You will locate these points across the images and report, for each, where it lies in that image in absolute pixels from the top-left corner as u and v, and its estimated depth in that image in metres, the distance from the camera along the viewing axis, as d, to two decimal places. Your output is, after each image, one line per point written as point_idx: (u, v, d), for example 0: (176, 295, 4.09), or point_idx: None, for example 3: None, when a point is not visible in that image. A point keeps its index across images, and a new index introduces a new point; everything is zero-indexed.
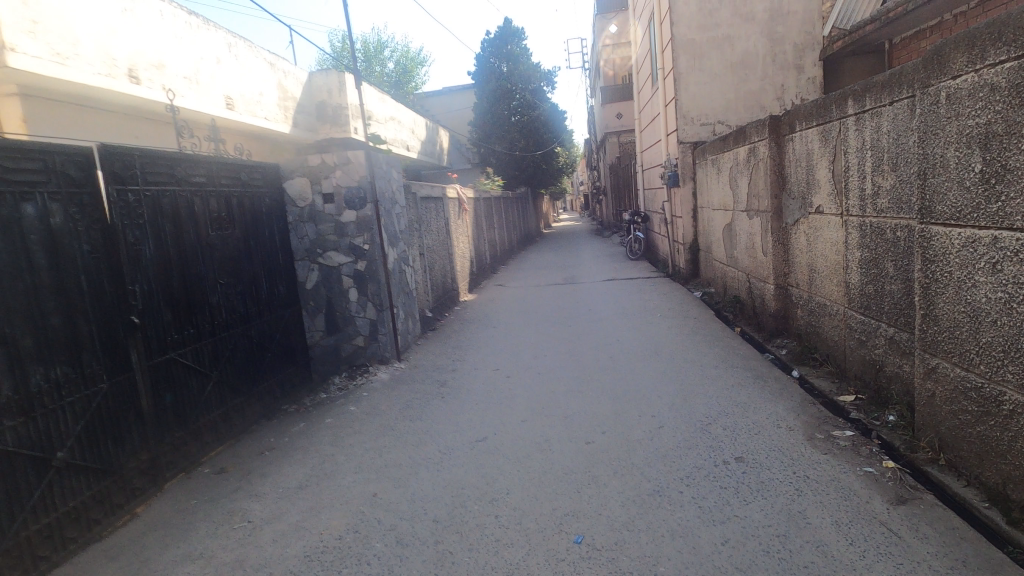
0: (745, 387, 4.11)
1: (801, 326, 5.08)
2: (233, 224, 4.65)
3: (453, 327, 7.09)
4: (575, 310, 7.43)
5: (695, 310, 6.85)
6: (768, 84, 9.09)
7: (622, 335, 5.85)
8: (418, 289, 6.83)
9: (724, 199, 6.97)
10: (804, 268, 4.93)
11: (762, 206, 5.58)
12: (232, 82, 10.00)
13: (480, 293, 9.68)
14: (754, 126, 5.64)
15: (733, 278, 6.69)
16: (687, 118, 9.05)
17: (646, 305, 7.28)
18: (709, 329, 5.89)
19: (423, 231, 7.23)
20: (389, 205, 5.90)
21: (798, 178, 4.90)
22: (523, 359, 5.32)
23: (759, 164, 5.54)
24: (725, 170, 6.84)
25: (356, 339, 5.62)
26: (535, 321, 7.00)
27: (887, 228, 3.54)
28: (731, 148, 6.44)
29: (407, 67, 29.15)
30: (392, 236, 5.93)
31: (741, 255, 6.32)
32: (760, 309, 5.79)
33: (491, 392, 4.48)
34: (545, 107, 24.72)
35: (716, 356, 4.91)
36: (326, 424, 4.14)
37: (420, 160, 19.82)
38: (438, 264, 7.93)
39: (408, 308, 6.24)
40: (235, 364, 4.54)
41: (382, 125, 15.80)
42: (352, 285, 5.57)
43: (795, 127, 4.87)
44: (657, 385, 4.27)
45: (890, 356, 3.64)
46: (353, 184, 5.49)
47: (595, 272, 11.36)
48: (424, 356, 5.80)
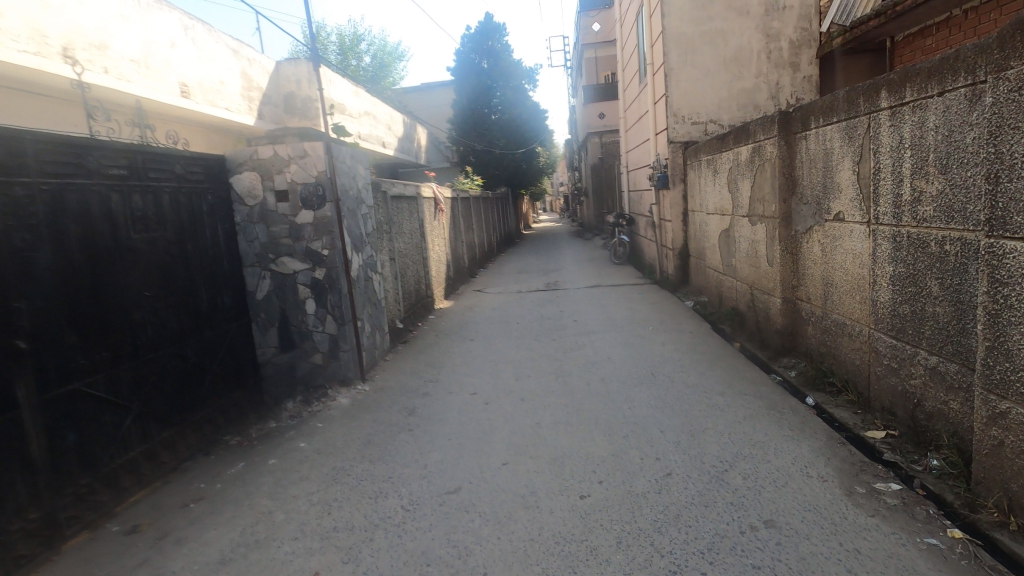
0: (758, 420, 3.57)
1: (813, 345, 4.58)
2: (164, 225, 3.94)
3: (427, 339, 6.46)
4: (559, 321, 6.86)
5: (690, 323, 6.33)
6: (762, 82, 8.64)
7: (613, 352, 5.29)
8: (388, 298, 6.18)
9: (721, 203, 6.47)
10: (818, 281, 4.43)
11: (767, 212, 5.08)
12: (188, 68, 9.24)
13: (457, 300, 9.06)
14: (758, 123, 5.13)
15: (731, 289, 6.18)
16: (678, 116, 8.58)
17: (636, 317, 6.75)
18: (708, 346, 5.37)
19: (394, 234, 6.59)
20: (354, 205, 5.24)
21: (812, 181, 4.40)
22: (503, 381, 4.72)
23: (765, 165, 5.04)
24: (722, 171, 6.34)
25: (314, 356, 4.91)
26: (517, 334, 6.42)
27: (932, 240, 3.02)
28: (730, 147, 5.94)
29: (385, 62, 28.33)
30: (358, 240, 5.25)
31: (741, 264, 5.82)
32: (763, 324, 5.29)
33: (466, 423, 3.87)
34: (526, 105, 24.23)
35: (720, 380, 4.37)
36: (269, 465, 3.48)
37: (396, 157, 19.11)
38: (411, 269, 7.27)
39: (374, 321, 5.59)
40: (164, 391, 3.85)
41: (355, 119, 15.06)
42: (309, 296, 4.86)
43: (809, 124, 4.37)
44: (658, 418, 3.70)
45: (930, 390, 3.14)
46: (310, 180, 4.72)
47: (578, 277, 10.80)
48: (392, 375, 5.15)
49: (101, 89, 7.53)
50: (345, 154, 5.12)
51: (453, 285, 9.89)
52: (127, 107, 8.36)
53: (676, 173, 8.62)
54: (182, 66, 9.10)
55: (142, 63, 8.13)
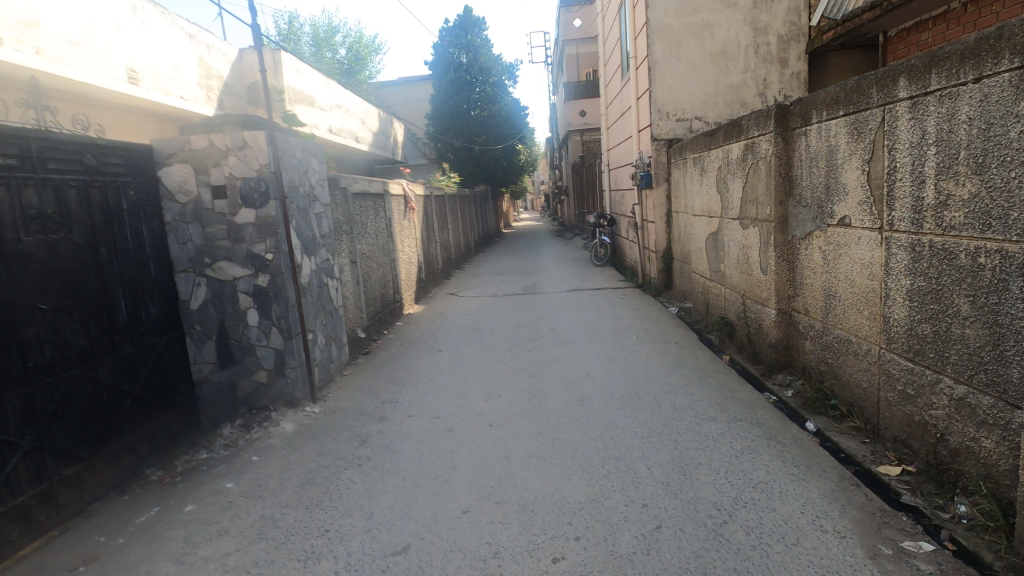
0: (758, 453, 3.13)
1: (812, 363, 4.16)
2: (68, 224, 3.34)
3: (391, 350, 5.92)
4: (536, 330, 6.39)
5: (675, 333, 5.90)
6: (749, 78, 8.26)
7: (593, 367, 4.84)
8: (347, 306, 5.63)
9: (709, 204, 6.05)
10: (818, 292, 4.02)
11: (761, 215, 4.66)
12: (136, 53, 8.51)
13: (428, 304, 8.54)
14: (752, 118, 4.70)
15: (719, 296, 5.78)
16: (662, 112, 8.18)
17: (618, 325, 6.31)
18: (696, 360, 4.94)
19: (356, 235, 6.04)
20: (305, 203, 4.68)
21: (813, 182, 3.98)
22: (470, 402, 4.22)
23: (758, 163, 4.62)
24: (710, 170, 5.93)
25: (257, 374, 4.35)
26: (489, 344, 5.92)
27: (962, 251, 2.61)
28: (719, 144, 5.51)
29: (362, 55, 27.52)
30: (309, 242, 4.68)
31: (730, 270, 5.40)
32: (755, 335, 4.88)
33: (424, 456, 3.36)
34: (506, 101, 23.59)
35: (711, 402, 3.93)
36: (185, 514, 2.92)
37: (371, 152, 18.41)
38: (377, 272, 6.73)
39: (330, 332, 5.04)
40: (67, 421, 3.25)
41: (325, 113, 14.34)
42: (251, 306, 4.28)
43: (811, 117, 3.94)
44: (644, 451, 3.23)
45: (955, 423, 2.72)
46: (251, 174, 4.13)
47: (557, 279, 10.35)
48: (348, 395, 4.60)
49: (34, 73, 6.80)
50: (294, 145, 4.55)
51: (425, 288, 9.35)
52: (65, 92, 7.61)
53: (660, 172, 8.21)
54: (131, 51, 8.38)
55: (82, 45, 7.41)
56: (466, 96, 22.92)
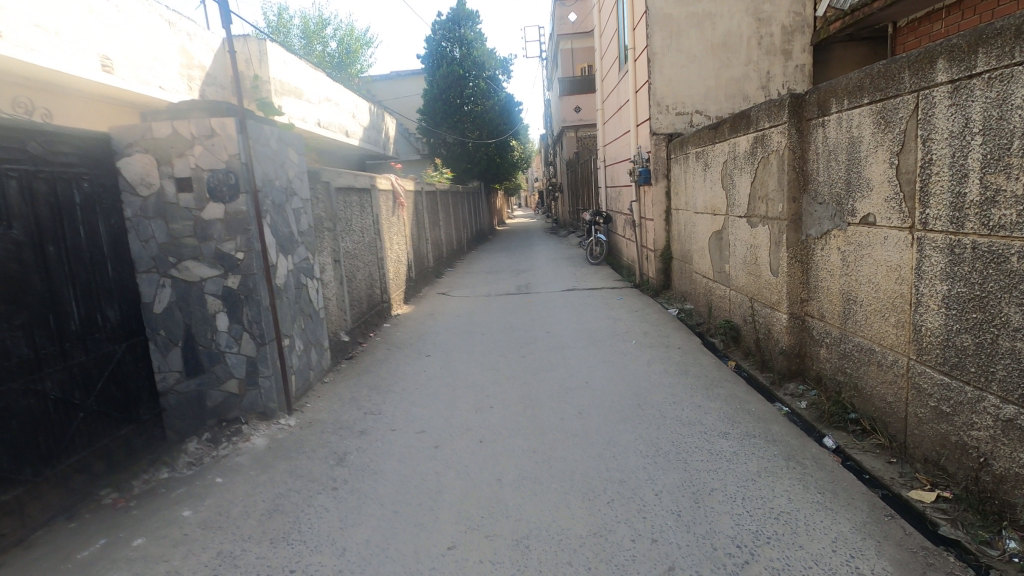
0: (778, 477, 2.83)
1: (828, 372, 3.88)
2: (8, 220, 2.98)
3: (376, 355, 5.58)
4: (531, 332, 6.07)
5: (677, 337, 5.60)
6: (751, 71, 7.95)
7: (592, 374, 4.53)
8: (329, 308, 5.28)
9: (712, 202, 5.74)
10: (835, 296, 3.72)
11: (771, 213, 4.35)
12: (110, 39, 8.03)
13: (418, 304, 8.20)
14: (762, 109, 4.39)
15: (724, 298, 5.48)
16: (662, 106, 7.88)
17: (615, 328, 6.01)
18: (701, 367, 4.65)
19: (340, 232, 5.69)
20: (281, 198, 4.32)
21: (831, 178, 3.68)
22: (458, 414, 3.89)
23: (769, 158, 4.31)
24: (714, 164, 5.62)
25: (228, 383, 4.00)
26: (481, 348, 5.60)
27: (1014, 253, 2.31)
28: (725, 137, 5.20)
29: (353, 48, 27.01)
30: (285, 240, 4.33)
31: (736, 271, 5.10)
32: (763, 341, 4.59)
33: (406, 478, 3.03)
34: (499, 96, 23.20)
35: (720, 414, 3.62)
36: (132, 549, 2.57)
37: (362, 147, 18.00)
38: (363, 272, 6.38)
39: (309, 336, 4.69)
40: (6, 441, 2.89)
41: (312, 106, 13.92)
42: (220, 309, 3.92)
43: (829, 107, 3.63)
44: (651, 474, 2.92)
45: (1001, 446, 2.43)
46: (219, 165, 3.76)
47: (552, 278, 10.02)
48: (327, 405, 4.26)
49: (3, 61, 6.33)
50: (268, 134, 4.19)
51: (415, 288, 9.02)
52: (35, 81, 7.12)
53: (659, 168, 7.91)
54: (106, 38, 7.91)
55: (50, 30, 6.93)
56: (459, 90, 22.50)
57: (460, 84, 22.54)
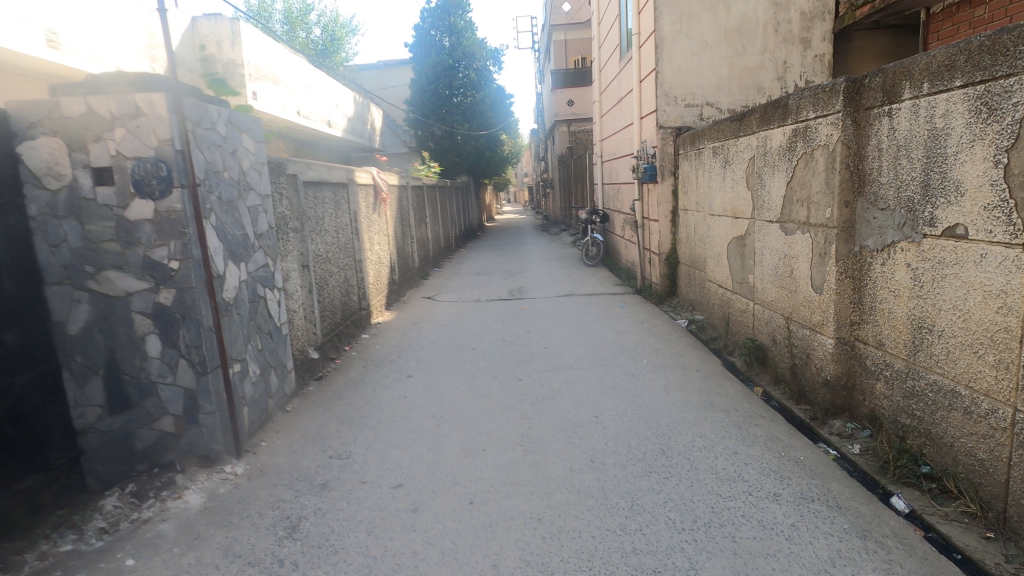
0: (859, 568, 2.19)
1: (886, 411, 3.25)
2: None
3: (350, 374, 4.87)
4: (526, 348, 5.40)
5: (693, 356, 4.95)
6: (767, 60, 7.31)
7: (601, 405, 3.88)
8: (295, 322, 4.56)
9: (733, 203, 5.10)
10: (901, 321, 3.08)
11: (814, 218, 3.70)
12: (70, 17, 7.22)
13: (402, 310, 7.49)
14: (804, 96, 3.73)
15: (747, 312, 4.84)
16: (670, 96, 7.23)
17: (621, 344, 5.37)
18: (728, 395, 4.01)
19: (309, 233, 4.95)
20: (231, 193, 3.58)
21: (899, 178, 3.03)
22: (444, 461, 3.20)
23: (814, 154, 3.65)
24: (736, 161, 4.97)
25: (161, 421, 3.27)
26: (470, 367, 4.91)
27: None
28: (753, 130, 4.55)
29: (337, 35, 26.03)
30: (236, 245, 3.60)
31: (764, 284, 4.46)
32: (799, 368, 3.95)
33: (376, 562, 2.33)
34: (489, 89, 22.45)
35: (765, 466, 2.97)
36: None
37: (345, 138, 17.16)
38: (337, 278, 5.65)
39: (269, 357, 3.97)
40: None
41: (292, 93, 13.09)
42: (151, 331, 3.18)
43: (899, 92, 2.98)
44: (694, 559, 2.26)
45: None
46: (147, 152, 3.01)
47: (546, 282, 9.34)
48: (285, 444, 3.55)
49: None
50: (215, 115, 3.44)
51: (399, 291, 8.29)
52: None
53: (665, 165, 7.29)
54: (64, 15, 7.09)
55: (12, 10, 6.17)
56: (448, 81, 21.70)
57: (450, 74, 21.74)
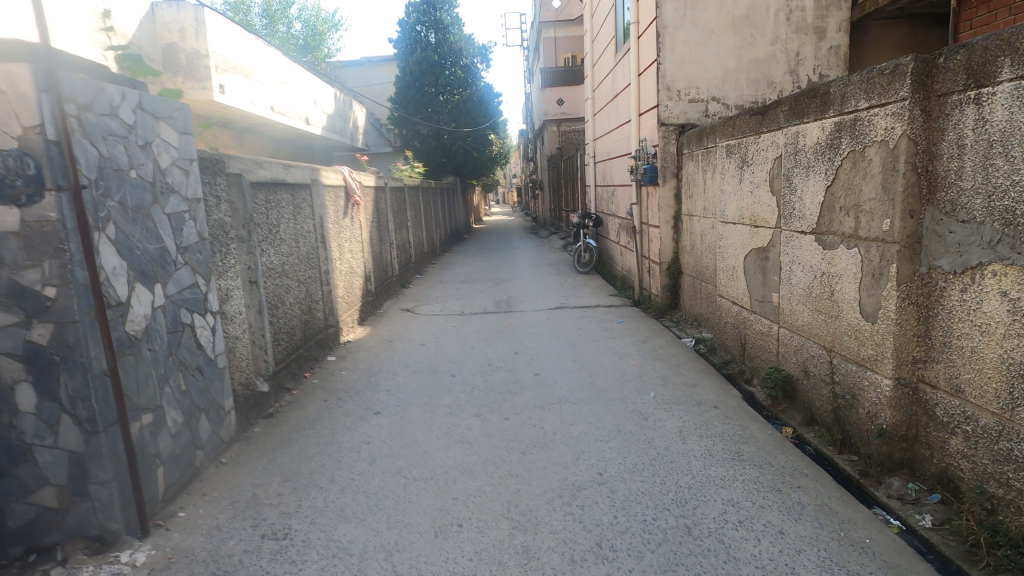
0: None
1: (967, 475, 2.57)
2: None
3: (307, 410, 4.12)
4: (514, 375, 4.69)
5: (707, 386, 4.28)
6: (778, 51, 6.67)
7: (605, 458, 3.18)
8: (239, 350, 3.81)
9: (753, 210, 4.43)
10: (992, 364, 2.40)
11: (867, 230, 3.03)
12: None
13: (376, 325, 6.74)
14: (852, 82, 3.06)
15: (772, 336, 4.17)
16: (672, 90, 6.59)
17: (623, 371, 4.68)
18: (756, 441, 3.33)
19: (258, 243, 4.20)
20: (142, 197, 2.84)
21: (991, 183, 2.37)
22: (408, 545, 2.48)
23: (867, 152, 2.99)
24: (756, 161, 4.30)
25: (40, 495, 2.50)
26: (449, 400, 4.19)
27: None
28: (780, 125, 3.88)
29: (319, 30, 25.12)
30: (148, 263, 2.85)
31: (796, 306, 3.80)
32: (843, 409, 3.27)
33: None
34: (477, 86, 21.76)
35: (825, 558, 2.29)
36: None
37: (325, 137, 16.34)
38: (297, 293, 4.90)
39: (197, 400, 3.21)
40: None
41: (266, 87, 12.24)
42: (23, 380, 2.42)
43: (993, 72, 2.31)
44: None
45: None
46: (8, 143, 2.27)
47: (536, 292, 8.64)
48: (208, 516, 2.80)
49: None
50: (118, 98, 2.71)
51: (375, 303, 7.56)
52: None
53: (667, 165, 6.64)
54: None
55: None
56: (434, 78, 20.94)
57: (436, 71, 20.98)
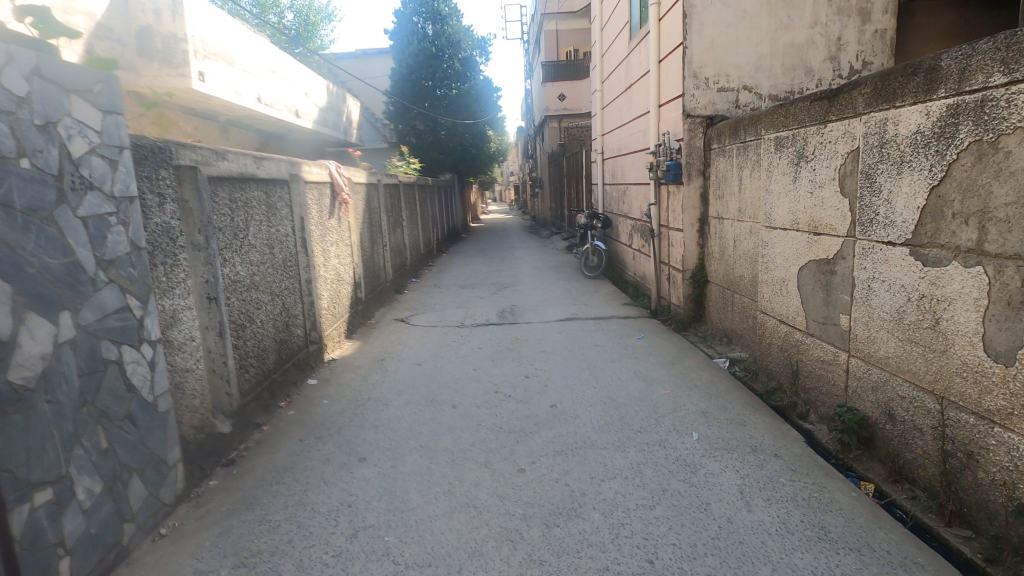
0: None
1: None
2: None
3: (278, 455, 3.40)
4: (527, 407, 3.98)
5: (759, 425, 3.58)
6: (818, 35, 5.97)
7: (654, 536, 2.47)
8: (192, 385, 3.08)
9: (811, 214, 3.73)
10: None
11: (999, 244, 2.32)
12: None
13: (366, 339, 6.01)
14: (981, 50, 2.35)
15: (840, 367, 3.46)
16: (700, 77, 5.88)
17: (655, 404, 3.97)
18: (841, 509, 2.63)
19: (220, 251, 3.46)
20: (37, 195, 2.10)
21: None
22: None
23: (1002, 142, 2.28)
24: (818, 155, 3.60)
25: None
26: (449, 442, 3.47)
27: None
28: (858, 111, 3.17)
29: (311, 20, 24.26)
30: (46, 285, 2.11)
31: (878, 333, 3.09)
32: (956, 471, 2.56)
33: None
34: (475, 81, 21.04)
35: None
36: None
37: (316, 131, 15.56)
38: (271, 308, 4.17)
39: (125, 458, 2.48)
40: None
41: (252, 76, 11.43)
42: None
43: None
44: None
45: None
46: None
47: (543, 299, 7.92)
48: None
49: None
50: (2, 59, 1.97)
51: (366, 312, 6.83)
52: None
53: (693, 162, 5.94)
54: None
55: None
56: (431, 71, 20.17)
57: (433, 64, 20.20)
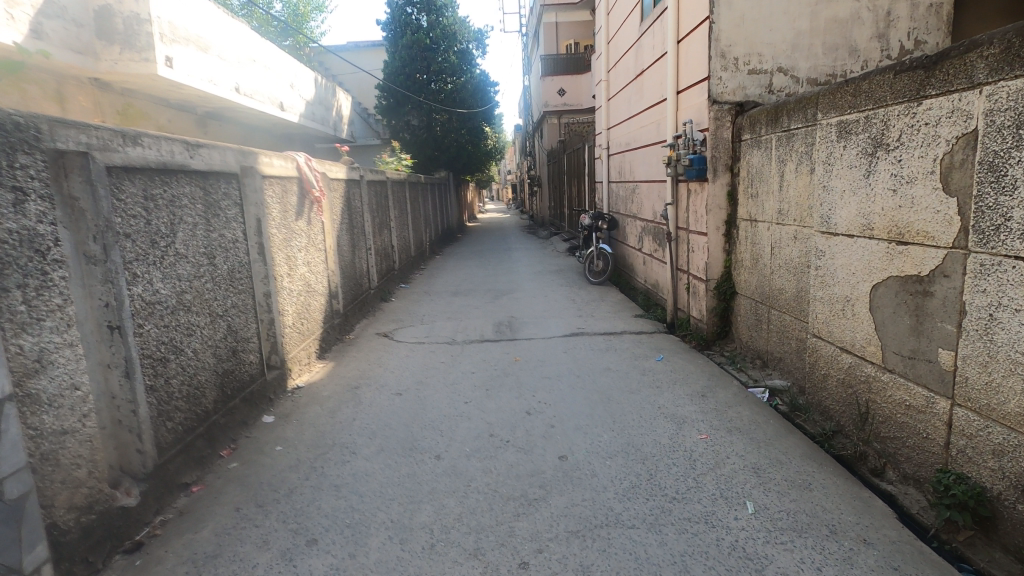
0: None
1: None
2: None
3: (202, 534, 2.57)
4: (529, 458, 3.17)
5: (831, 491, 2.77)
6: (864, 9, 5.16)
7: None
8: (75, 450, 2.25)
9: (893, 217, 2.92)
10: None
11: None
12: None
13: (341, 359, 5.20)
14: None
15: (939, 417, 2.66)
16: (729, 57, 5.07)
17: (690, 455, 3.15)
18: None
19: (128, 266, 2.63)
20: None
21: None
22: None
23: None
24: (907, 141, 2.79)
25: None
26: (429, 515, 2.66)
27: None
28: (977, 79, 2.36)
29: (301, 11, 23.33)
30: None
31: (1005, 380, 2.29)
32: None
33: None
34: (473, 74, 20.20)
35: None
36: None
37: (303, 125, 14.69)
38: (211, 333, 3.35)
39: None
40: None
41: (229, 64, 10.56)
42: None
43: None
44: None
45: None
46: None
47: (544, 309, 7.12)
48: None
49: None
50: None
51: (344, 326, 6.01)
52: None
53: (719, 155, 5.12)
54: None
55: None
56: (426, 64, 19.31)
57: (428, 57, 19.34)
